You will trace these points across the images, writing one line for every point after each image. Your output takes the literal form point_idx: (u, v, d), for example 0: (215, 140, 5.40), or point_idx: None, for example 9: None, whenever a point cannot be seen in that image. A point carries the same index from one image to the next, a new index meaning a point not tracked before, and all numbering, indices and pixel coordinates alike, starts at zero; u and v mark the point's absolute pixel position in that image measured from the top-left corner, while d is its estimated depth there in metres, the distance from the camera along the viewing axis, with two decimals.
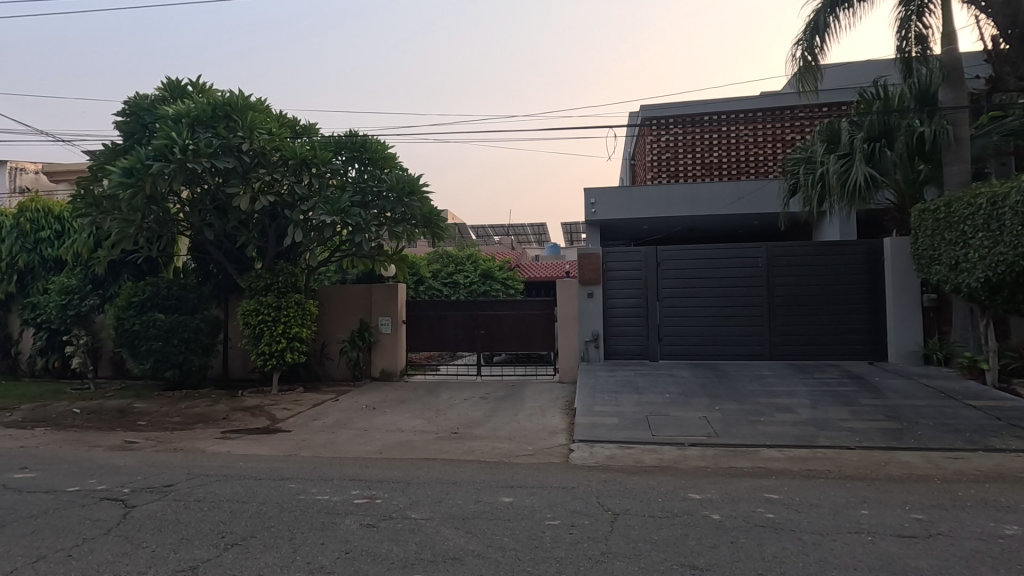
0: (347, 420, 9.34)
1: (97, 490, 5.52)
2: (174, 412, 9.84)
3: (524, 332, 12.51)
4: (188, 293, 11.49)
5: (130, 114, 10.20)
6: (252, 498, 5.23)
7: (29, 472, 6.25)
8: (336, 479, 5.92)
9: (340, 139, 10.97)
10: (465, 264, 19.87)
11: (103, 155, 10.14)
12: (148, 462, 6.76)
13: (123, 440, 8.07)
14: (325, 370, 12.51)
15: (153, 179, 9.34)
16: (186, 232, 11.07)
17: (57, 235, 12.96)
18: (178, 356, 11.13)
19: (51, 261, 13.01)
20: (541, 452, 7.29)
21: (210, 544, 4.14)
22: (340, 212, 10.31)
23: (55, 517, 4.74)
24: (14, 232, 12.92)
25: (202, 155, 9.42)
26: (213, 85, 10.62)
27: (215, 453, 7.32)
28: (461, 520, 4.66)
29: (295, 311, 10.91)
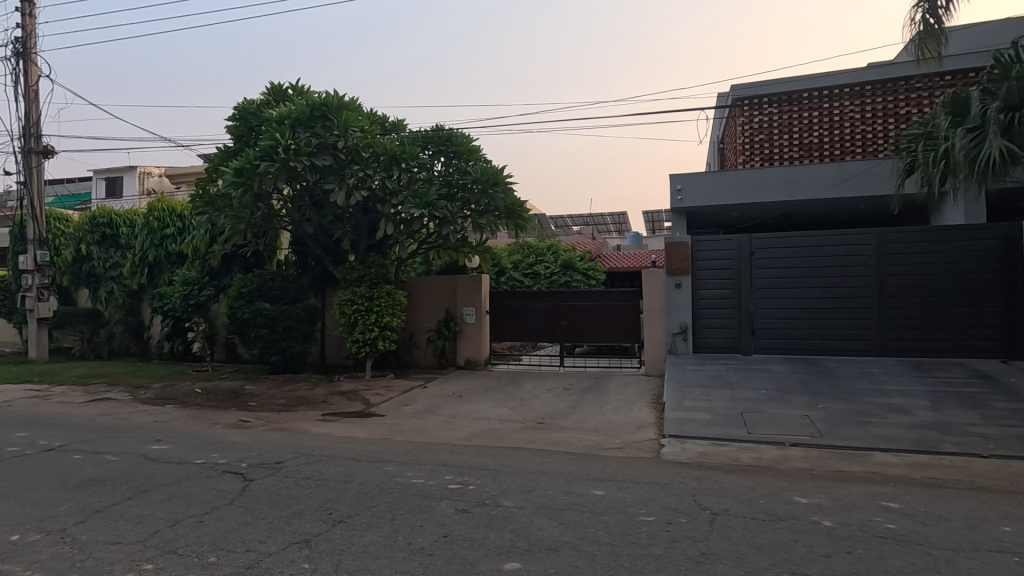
0: (436, 407, 9.63)
1: (220, 463, 6.07)
2: (279, 395, 10.61)
3: (607, 323, 12.30)
4: (290, 283, 12.37)
5: (239, 118, 11.00)
6: (353, 478, 5.53)
7: (164, 444, 6.99)
8: (430, 463, 6.12)
9: (427, 133, 11.28)
10: (545, 255, 19.80)
11: (217, 157, 11.00)
12: (260, 440, 7.34)
13: (238, 419, 8.82)
14: (413, 358, 12.95)
15: (260, 178, 10.01)
16: (288, 227, 11.85)
17: (179, 231, 14.31)
18: (282, 342, 12.01)
19: (175, 255, 14.42)
20: (629, 446, 7.14)
21: (321, 519, 4.42)
22: (428, 204, 10.61)
23: (187, 486, 5.27)
24: (146, 229, 14.49)
25: (303, 153, 10.00)
26: (310, 87, 11.23)
27: (318, 434, 7.82)
28: (553, 511, 4.65)
29: (385, 301, 11.40)
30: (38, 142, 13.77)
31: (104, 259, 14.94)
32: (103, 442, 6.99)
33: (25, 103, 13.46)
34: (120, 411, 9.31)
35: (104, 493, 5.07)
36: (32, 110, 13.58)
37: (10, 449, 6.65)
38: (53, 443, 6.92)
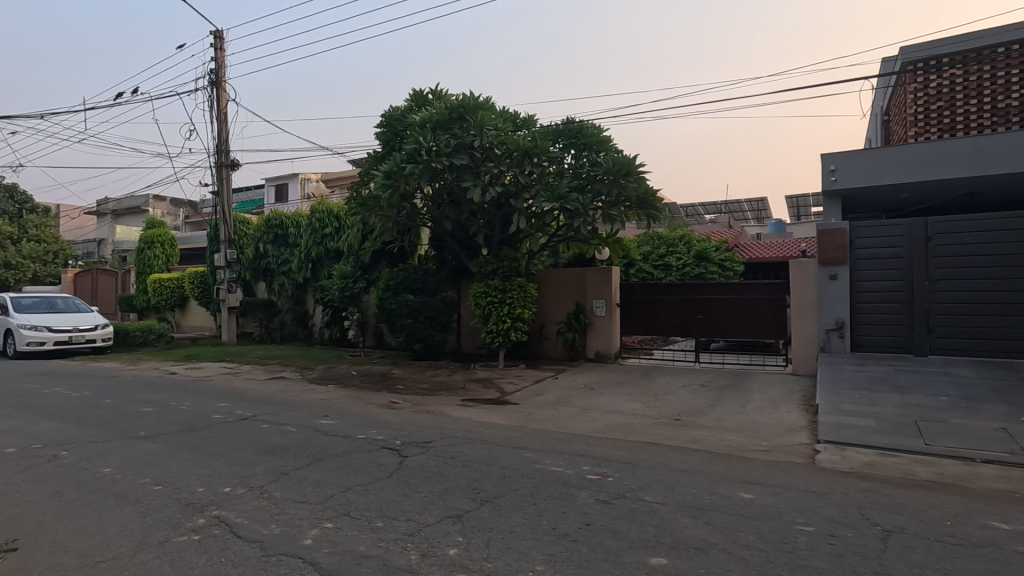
0: (567, 398, 9.73)
1: (378, 439, 6.73)
2: (423, 379, 11.45)
3: (747, 318, 11.49)
4: (430, 276, 13.24)
5: (386, 124, 11.96)
6: (496, 461, 5.81)
7: (331, 419, 7.90)
8: (567, 453, 6.23)
9: (558, 127, 11.38)
10: (677, 246, 19.02)
11: (368, 161, 12.02)
12: (409, 420, 7.99)
13: (388, 400, 9.68)
14: (543, 350, 13.16)
15: (406, 179, 10.77)
16: (428, 224, 12.65)
17: (336, 230, 15.95)
18: (424, 331, 12.90)
19: (333, 252, 16.13)
20: (779, 449, 6.64)
21: (470, 497, 4.72)
22: (559, 198, 10.71)
23: (353, 457, 5.92)
24: (310, 228, 16.36)
25: (443, 154, 10.60)
26: (448, 90, 11.89)
27: (459, 418, 8.32)
28: (698, 510, 4.50)
29: (517, 294, 11.74)
30: (227, 156, 16.16)
31: (277, 256, 17.16)
32: (283, 415, 8.08)
33: (219, 124, 15.87)
34: (294, 389, 10.69)
35: (289, 458, 5.88)
36: (224, 130, 15.97)
37: (216, 416, 7.95)
38: (246, 413, 8.14)
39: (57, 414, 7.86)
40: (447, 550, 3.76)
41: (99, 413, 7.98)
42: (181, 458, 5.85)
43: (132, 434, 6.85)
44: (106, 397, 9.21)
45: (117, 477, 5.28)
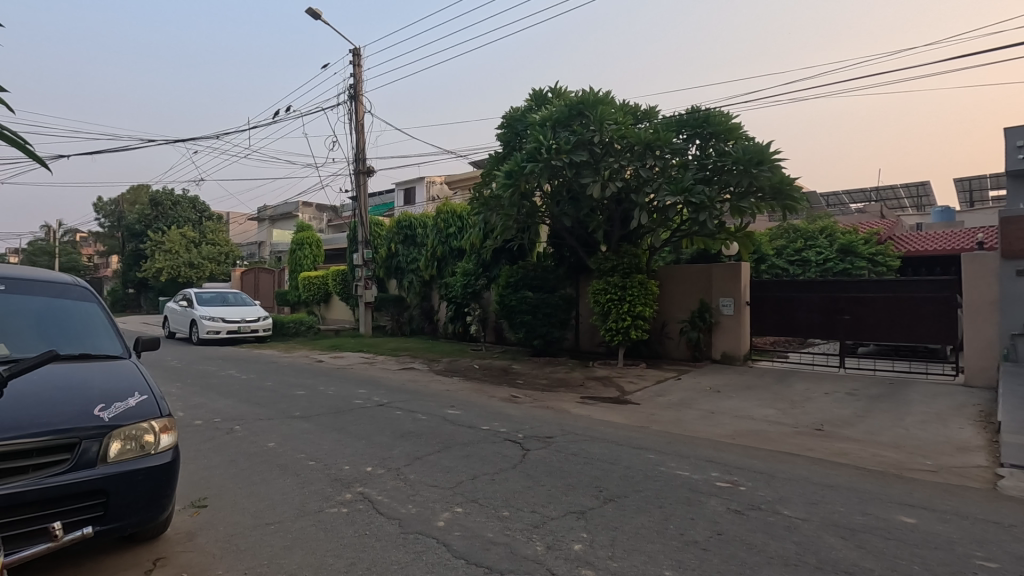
0: (692, 400, 9.31)
1: (501, 431, 6.95)
2: (542, 375, 11.62)
3: (905, 319, 10.16)
4: (549, 274, 13.39)
5: (507, 125, 12.28)
6: (618, 461, 5.74)
7: (456, 410, 8.31)
8: (693, 457, 5.97)
9: (682, 117, 10.93)
10: (817, 239, 17.33)
11: (490, 162, 12.40)
12: (530, 415, 8.16)
13: (510, 394, 9.95)
14: (665, 349, 12.70)
15: (526, 178, 10.89)
16: (547, 221, 12.76)
17: (460, 230, 16.71)
18: (542, 327, 13.04)
19: (456, 250, 16.92)
20: (948, 471, 5.80)
21: (593, 495, 4.70)
22: (684, 191, 10.21)
23: (478, 447, 6.17)
24: (435, 229, 17.29)
25: (563, 151, 10.57)
26: (567, 88, 11.92)
27: (579, 415, 8.33)
28: (847, 531, 4.08)
29: (638, 291, 11.44)
30: (364, 164, 17.62)
31: (407, 255, 18.38)
32: (414, 404, 8.65)
33: (357, 135, 17.36)
34: (422, 379, 11.40)
35: (421, 444, 6.29)
36: (361, 140, 17.43)
37: (357, 401, 8.74)
38: (382, 400, 8.84)
39: (232, 393, 9.14)
40: (572, 545, 3.79)
41: (263, 394, 9.13)
42: (330, 438, 6.51)
43: (290, 414, 7.76)
44: (268, 380, 10.51)
45: (279, 450, 6.01)
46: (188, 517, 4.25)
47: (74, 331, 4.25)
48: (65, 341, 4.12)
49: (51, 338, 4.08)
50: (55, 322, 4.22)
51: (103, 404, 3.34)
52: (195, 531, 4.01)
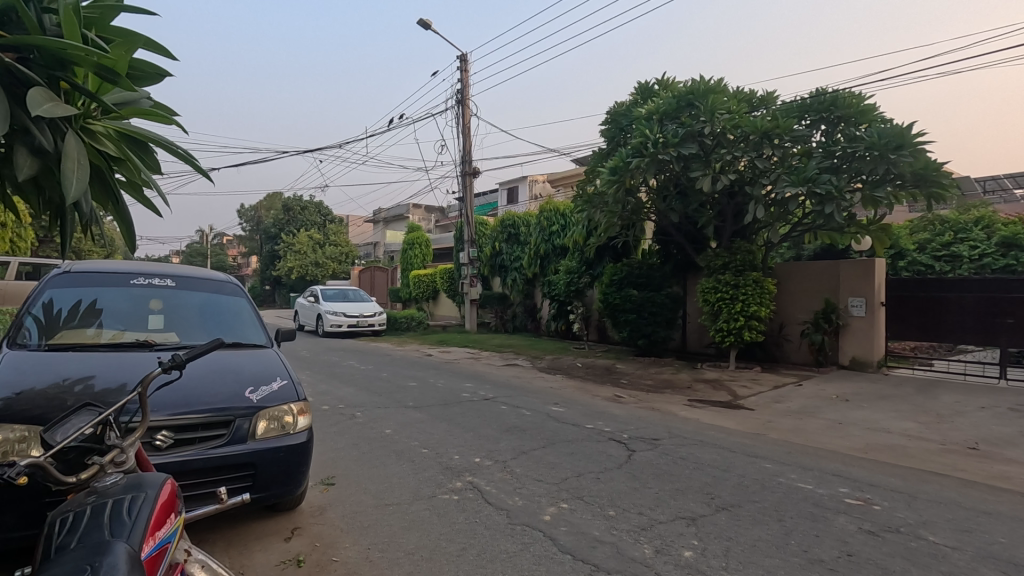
0: (815, 408, 8.58)
1: (605, 431, 6.88)
2: (647, 376, 11.32)
3: None
4: (655, 272, 13.02)
5: (611, 121, 12.10)
6: (731, 468, 5.45)
7: (560, 407, 8.35)
8: (818, 470, 5.50)
9: (805, 101, 10.16)
10: (971, 231, 15.18)
11: (593, 159, 12.27)
12: (635, 415, 8.00)
13: (614, 394, 9.81)
14: (783, 352, 11.83)
15: (632, 173, 10.57)
16: (652, 217, 12.36)
17: (563, 228, 16.72)
18: (647, 326, 12.66)
19: (559, 248, 16.97)
20: None
21: (704, 502, 4.51)
22: (807, 181, 9.44)
23: (583, 445, 6.16)
24: (539, 227, 17.45)
25: (670, 145, 10.13)
26: (675, 78, 11.49)
27: (687, 418, 8.01)
28: (1010, 566, 3.55)
29: (753, 290, 10.74)
30: (470, 166, 18.23)
31: (511, 254, 18.74)
32: (519, 399, 8.83)
33: (464, 138, 18.00)
34: (526, 375, 11.59)
35: (526, 439, 6.40)
36: (467, 142, 18.05)
37: (465, 394, 9.09)
38: (488, 395, 9.12)
39: (353, 382, 9.91)
40: (682, 551, 3.67)
41: (380, 384, 9.79)
42: (441, 428, 6.84)
43: (404, 404, 8.25)
44: (384, 372, 11.26)
45: (395, 437, 6.43)
46: (319, 493, 4.69)
47: (228, 323, 4.85)
48: (221, 332, 4.72)
49: (211, 329, 4.68)
50: (214, 316, 4.84)
51: (253, 387, 3.79)
52: (325, 506, 4.42)
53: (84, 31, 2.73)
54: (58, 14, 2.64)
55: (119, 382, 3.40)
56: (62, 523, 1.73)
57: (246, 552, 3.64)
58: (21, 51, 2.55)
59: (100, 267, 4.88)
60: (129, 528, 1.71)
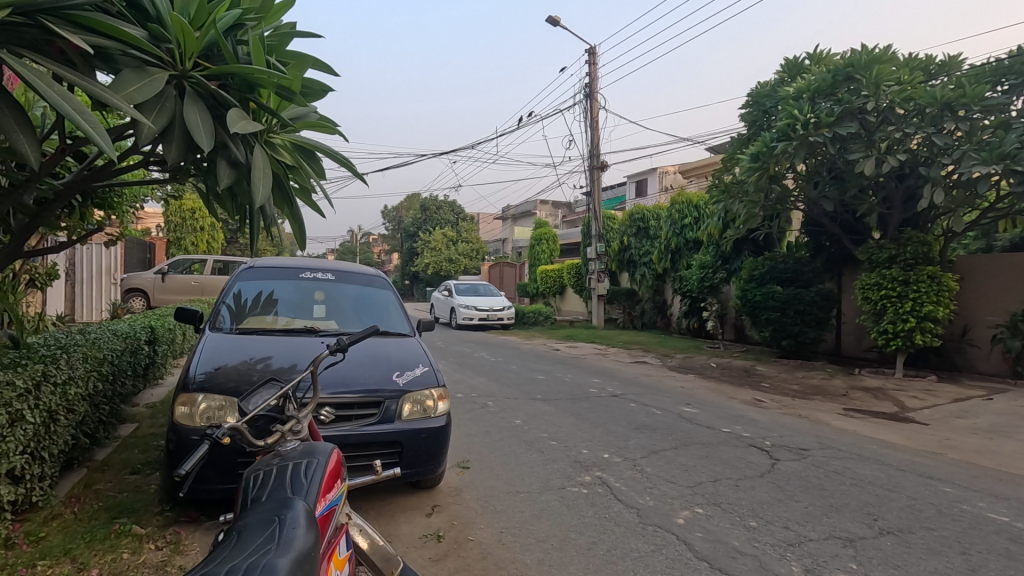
0: (1011, 427, 7.23)
1: (745, 436, 6.42)
2: (792, 380, 10.36)
3: None
4: (803, 266, 11.87)
5: (753, 103, 11.22)
6: (899, 488, 4.79)
7: (693, 408, 7.97)
8: (1016, 501, 4.63)
9: (1001, 64, 8.60)
10: None
11: (732, 146, 11.46)
12: (779, 422, 7.37)
13: (754, 398, 9.11)
14: (967, 360, 10.12)
15: (777, 159, 9.70)
16: (801, 206, 11.23)
17: (696, 220, 15.89)
18: (793, 326, 11.55)
19: (692, 242, 16.14)
20: None
21: (864, 523, 4.03)
22: (1003, 157, 7.97)
23: (720, 450, 5.82)
24: (669, 220, 16.75)
25: (824, 125, 9.13)
26: (831, 51, 10.34)
27: (842, 429, 7.20)
28: None
29: (928, 286, 9.32)
30: (598, 160, 18.03)
31: (640, 248, 18.23)
32: (648, 397, 8.58)
33: (592, 132, 17.85)
34: (656, 374, 11.22)
35: (658, 439, 6.20)
36: (595, 136, 17.88)
37: (593, 390, 9.05)
38: (616, 392, 8.98)
39: (485, 373, 10.34)
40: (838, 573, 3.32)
41: (509, 376, 10.10)
42: (569, 422, 6.88)
43: (533, 396, 8.43)
44: (513, 364, 11.60)
45: (525, 428, 6.60)
46: (456, 475, 4.98)
47: (378, 313, 5.33)
48: (372, 321, 5.20)
49: (364, 318, 5.18)
50: (366, 306, 5.35)
51: (399, 371, 4.13)
52: (462, 487, 4.67)
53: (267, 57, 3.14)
54: (248, 44, 3.06)
55: (292, 363, 3.91)
56: (255, 479, 2.03)
57: (393, 523, 3.98)
58: (221, 79, 2.99)
59: (276, 263, 5.62)
60: (305, 489, 1.95)
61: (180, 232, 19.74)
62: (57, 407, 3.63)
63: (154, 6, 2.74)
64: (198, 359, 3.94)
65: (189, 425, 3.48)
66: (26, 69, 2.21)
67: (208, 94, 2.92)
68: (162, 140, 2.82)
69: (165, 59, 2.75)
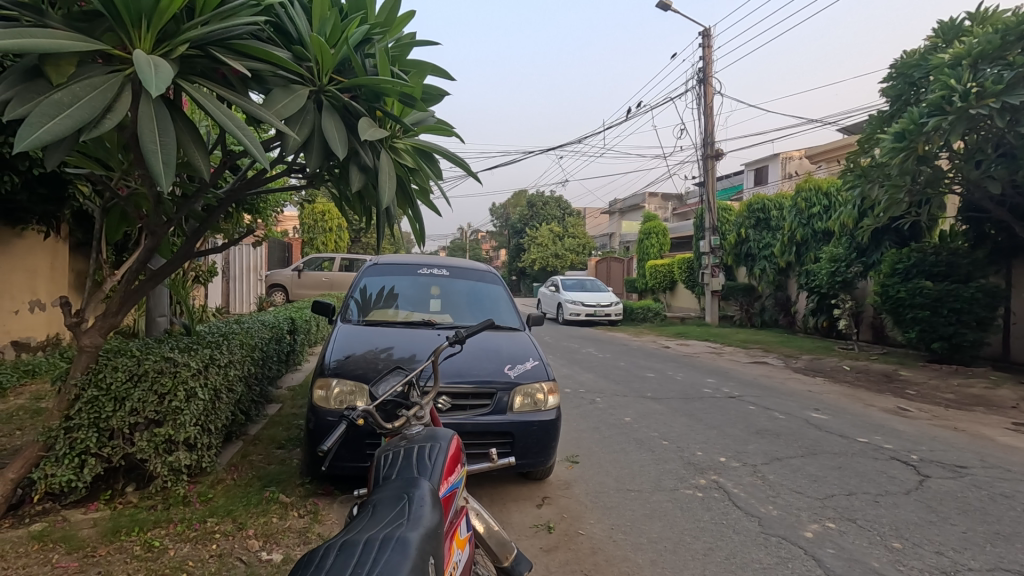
0: None
1: (886, 448, 5.78)
2: (945, 388, 9.13)
3: None
4: (961, 258, 10.38)
5: (897, 75, 10.00)
6: None
7: (823, 414, 7.30)
8: None
9: None
10: None
11: (870, 126, 10.27)
12: (929, 435, 6.53)
13: (896, 405, 8.16)
14: None
15: (928, 137, 8.56)
16: (958, 189, 9.82)
17: (826, 208, 14.50)
18: (948, 326, 10.14)
19: (821, 233, 14.74)
20: None
21: None
22: None
23: (855, 461, 5.30)
24: (794, 210, 15.43)
25: (989, 95, 7.90)
26: (998, 7, 8.91)
27: (1012, 446, 6.21)
28: None
29: None
30: (713, 148, 17.08)
31: (759, 241, 17.01)
32: (770, 401, 8.00)
33: (706, 119, 16.95)
34: (778, 375, 10.43)
35: (781, 445, 5.77)
36: (710, 123, 16.95)
37: (707, 390, 8.63)
38: (734, 393, 8.49)
39: (593, 369, 10.26)
40: None
41: (618, 372, 9.94)
42: (681, 422, 6.63)
43: (643, 394, 8.22)
44: (621, 361, 11.38)
45: (636, 426, 6.45)
46: (566, 469, 5.01)
47: (489, 308, 5.50)
48: (484, 315, 5.38)
49: (476, 312, 5.37)
50: (478, 301, 5.54)
51: (510, 364, 4.25)
52: (571, 481, 4.70)
53: (391, 68, 3.37)
54: (375, 57, 3.31)
55: (412, 354, 4.17)
56: (385, 459, 2.20)
57: (507, 510, 4.11)
58: (352, 90, 3.27)
59: (396, 260, 6.01)
60: (429, 471, 2.08)
61: (313, 233, 21.75)
62: (220, 386, 4.19)
63: (296, 29, 3.06)
64: (332, 347, 4.34)
65: (325, 407, 3.84)
66: (199, 94, 2.57)
67: (342, 106, 3.20)
68: (304, 149, 3.12)
69: (306, 76, 3.06)
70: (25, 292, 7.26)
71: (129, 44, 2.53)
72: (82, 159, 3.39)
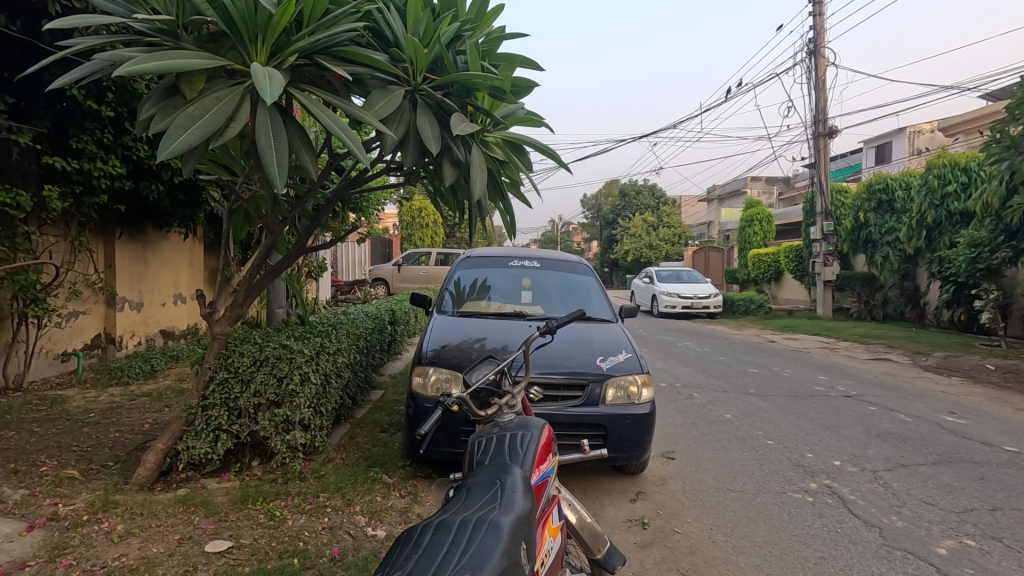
0: None
1: None
2: None
3: None
4: None
5: None
6: None
7: (960, 418, 6.48)
8: None
9: None
10: None
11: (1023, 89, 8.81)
12: None
13: None
14: None
15: None
16: None
17: (964, 186, 12.82)
18: None
19: (958, 215, 13.02)
20: None
21: None
22: None
23: (1001, 472, 4.66)
24: (924, 189, 13.74)
25: None
26: None
27: None
28: None
29: None
30: (825, 126, 15.67)
31: (881, 225, 15.38)
32: (895, 401, 7.24)
33: (817, 94, 15.55)
34: (905, 374, 9.41)
35: (908, 450, 5.21)
36: (822, 98, 15.53)
37: (819, 388, 7.97)
38: (850, 391, 7.78)
39: (690, 363, 9.85)
40: None
41: (717, 367, 9.47)
42: (789, 421, 6.19)
43: (746, 390, 7.77)
44: (721, 355, 10.82)
45: (737, 424, 6.12)
46: (661, 465, 4.86)
47: (580, 299, 5.46)
48: (576, 307, 5.35)
49: (567, 303, 5.36)
50: (569, 292, 5.52)
51: (602, 356, 4.18)
52: (667, 478, 4.55)
53: (481, 62, 3.43)
54: (466, 52, 3.38)
55: (504, 345, 4.25)
56: (479, 444, 2.26)
57: (600, 504, 4.06)
58: (444, 87, 3.38)
59: (488, 253, 6.12)
60: (521, 459, 2.11)
61: (410, 229, 22.72)
62: (330, 372, 4.52)
63: (392, 32, 3.20)
64: (428, 337, 4.52)
65: (423, 394, 4.02)
66: (307, 100, 2.77)
67: (435, 103, 3.31)
68: (401, 147, 3.26)
69: (401, 76, 3.19)
70: (170, 287, 8.30)
71: (248, 58, 2.77)
72: (212, 166, 3.78)
